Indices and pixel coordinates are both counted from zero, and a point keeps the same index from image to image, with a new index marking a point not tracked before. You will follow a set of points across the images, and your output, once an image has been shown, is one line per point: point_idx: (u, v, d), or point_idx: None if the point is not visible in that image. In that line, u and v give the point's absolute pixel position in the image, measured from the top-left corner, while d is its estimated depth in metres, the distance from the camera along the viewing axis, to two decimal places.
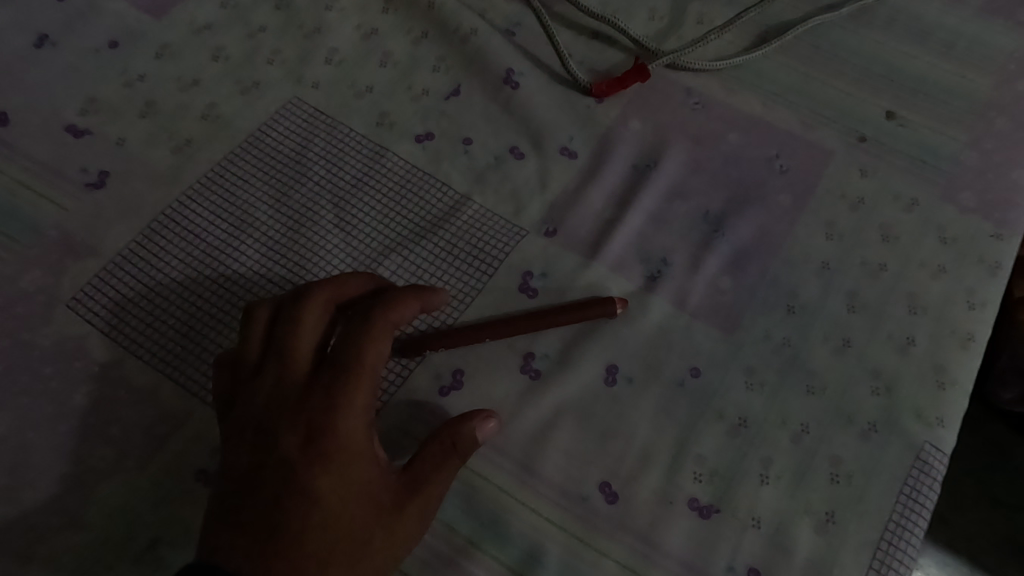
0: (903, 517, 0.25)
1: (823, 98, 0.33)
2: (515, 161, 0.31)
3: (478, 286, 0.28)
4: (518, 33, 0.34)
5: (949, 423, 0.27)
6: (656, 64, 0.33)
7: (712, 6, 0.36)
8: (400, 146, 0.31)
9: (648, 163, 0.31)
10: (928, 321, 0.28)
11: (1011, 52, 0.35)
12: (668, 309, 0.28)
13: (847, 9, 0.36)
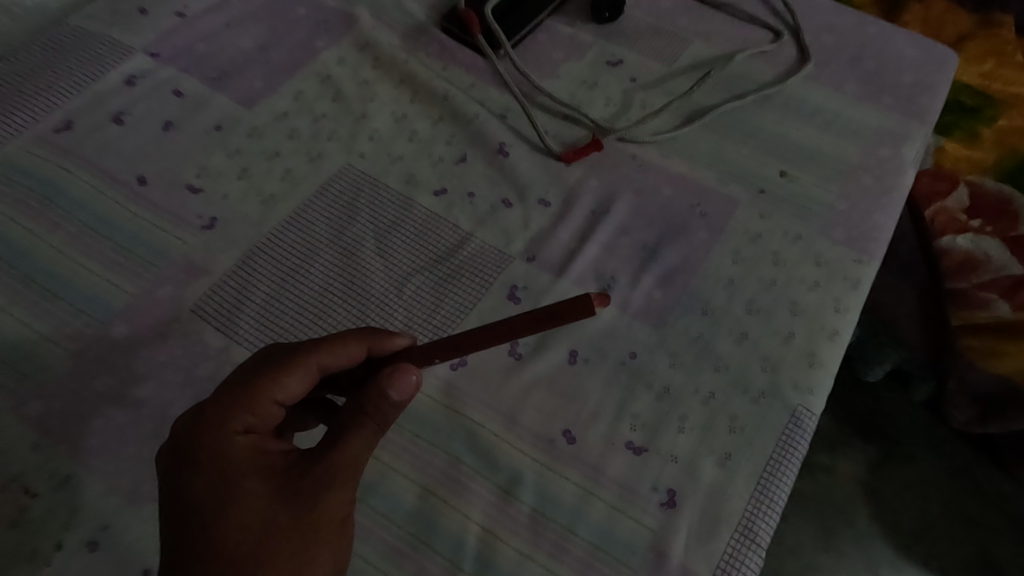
0: (781, 457, 0.35)
1: (734, 162, 0.45)
2: (506, 209, 0.43)
3: (478, 296, 0.39)
4: (509, 117, 0.47)
5: (818, 393, 0.37)
6: (608, 138, 0.46)
7: (654, 97, 0.48)
8: (422, 199, 0.43)
9: (603, 209, 0.43)
10: (805, 320, 0.39)
11: (875, 129, 0.47)
12: (616, 311, 0.39)
13: (751, 96, 0.48)
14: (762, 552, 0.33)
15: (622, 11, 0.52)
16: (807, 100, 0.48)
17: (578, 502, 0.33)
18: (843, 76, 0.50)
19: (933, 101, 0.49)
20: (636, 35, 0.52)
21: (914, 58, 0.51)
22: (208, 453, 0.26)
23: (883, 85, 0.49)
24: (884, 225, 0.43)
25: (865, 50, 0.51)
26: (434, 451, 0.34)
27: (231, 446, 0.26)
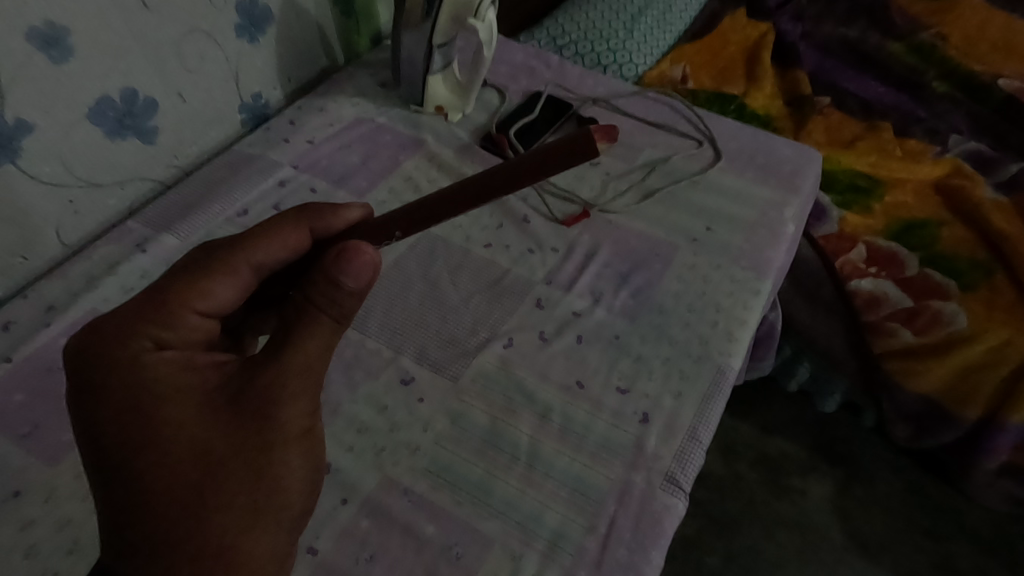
0: (712, 392, 0.56)
1: (675, 221, 0.69)
2: (530, 254, 0.66)
3: (518, 306, 0.61)
4: (528, 199, 0.72)
5: (735, 356, 0.58)
6: (594, 211, 0.70)
7: (622, 184, 0.74)
8: (476, 250, 0.66)
9: (593, 252, 0.66)
10: (725, 313, 0.61)
11: (767, 199, 0.72)
12: (604, 312, 0.61)
13: (685, 182, 0.73)
14: (703, 447, 0.53)
15: (596, 131, 0.80)
16: (722, 182, 0.74)
17: (587, 420, 0.53)
18: (744, 167, 0.76)
19: (804, 180, 0.74)
20: (609, 146, 0.79)
21: (790, 155, 0.77)
22: (141, 371, 0.38)
23: (773, 172, 0.75)
24: (775, 256, 0.66)
25: (758, 150, 0.78)
26: (497, 394, 0.55)
27: (156, 362, 0.39)
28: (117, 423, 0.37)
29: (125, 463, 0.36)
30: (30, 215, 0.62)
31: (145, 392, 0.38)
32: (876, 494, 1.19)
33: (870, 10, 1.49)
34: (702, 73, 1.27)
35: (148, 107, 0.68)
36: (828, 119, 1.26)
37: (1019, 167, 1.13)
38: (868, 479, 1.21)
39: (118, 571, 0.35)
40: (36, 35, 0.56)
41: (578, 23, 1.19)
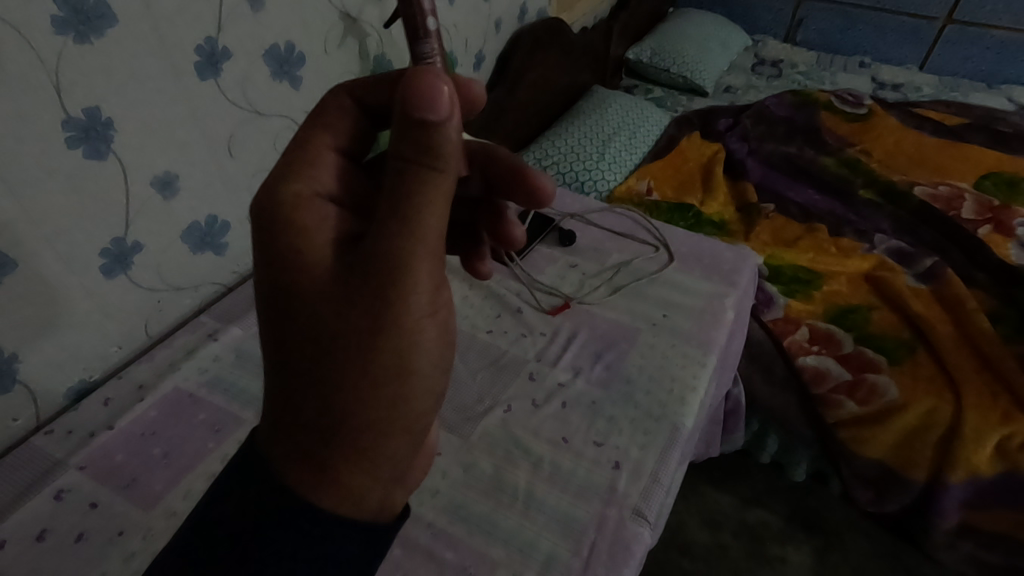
0: (670, 444, 0.70)
1: (638, 310, 0.87)
2: (523, 337, 0.83)
3: (514, 379, 0.77)
4: (521, 294, 0.90)
5: (687, 415, 0.73)
6: (574, 302, 0.88)
7: (595, 281, 0.92)
8: (480, 335, 0.83)
9: (573, 336, 0.83)
10: (679, 381, 0.77)
11: (710, 291, 0.90)
12: (583, 382, 0.77)
13: (645, 278, 0.92)
14: (663, 487, 0.66)
15: (574, 240, 1.00)
16: (675, 279, 0.92)
17: (571, 467, 0.67)
18: (692, 266, 0.95)
19: (741, 275, 0.93)
20: (585, 251, 0.98)
21: (729, 255, 0.97)
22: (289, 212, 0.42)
23: (715, 269, 0.94)
24: (718, 336, 0.83)
25: (702, 252, 0.98)
26: (499, 448, 0.69)
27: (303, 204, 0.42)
28: (270, 272, 0.41)
29: (278, 309, 0.40)
30: (131, 313, 0.79)
31: (278, 273, 0.41)
32: (849, 562, 1.27)
33: (804, 131, 1.78)
34: (664, 185, 1.51)
35: (223, 228, 0.88)
36: (773, 222, 1.48)
37: (933, 259, 1.34)
38: (841, 546, 1.30)
39: (276, 435, 0.40)
40: (157, 182, 0.76)
41: (560, 150, 1.47)
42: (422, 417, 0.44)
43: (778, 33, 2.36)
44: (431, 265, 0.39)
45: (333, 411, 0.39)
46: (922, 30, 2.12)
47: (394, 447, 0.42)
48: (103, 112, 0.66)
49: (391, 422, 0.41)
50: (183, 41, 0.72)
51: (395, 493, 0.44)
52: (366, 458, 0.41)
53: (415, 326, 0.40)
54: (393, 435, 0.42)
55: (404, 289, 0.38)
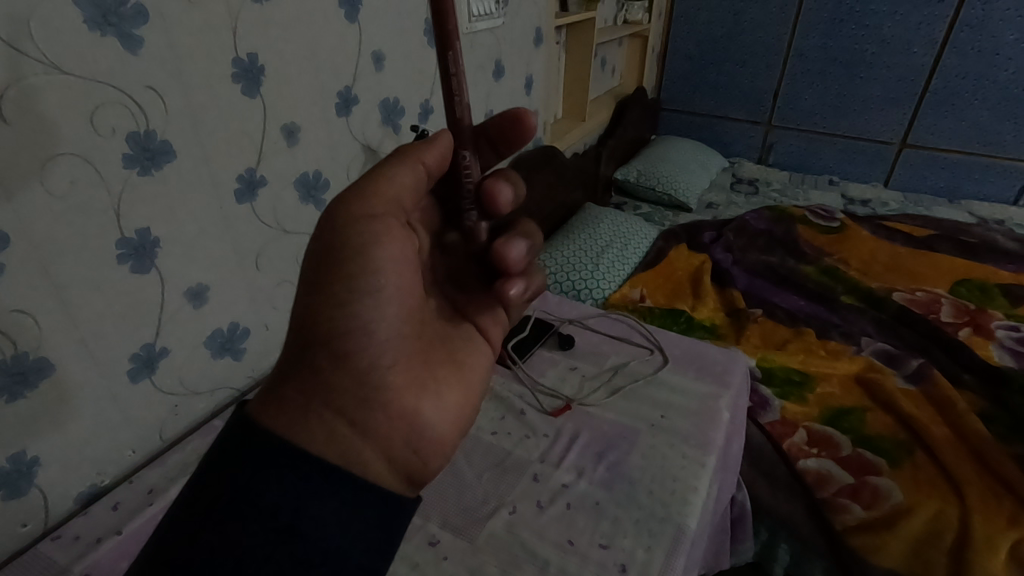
0: (674, 546, 0.70)
1: (636, 411, 0.91)
2: (527, 439, 0.86)
3: (519, 479, 0.79)
4: (523, 396, 0.94)
5: (690, 515, 0.74)
6: (574, 404, 0.92)
7: (594, 383, 0.97)
8: (485, 436, 0.86)
9: (575, 436, 0.86)
10: (681, 481, 0.78)
11: (705, 392, 0.94)
12: (586, 483, 0.78)
13: (642, 380, 0.96)
14: None
15: (573, 343, 1.05)
16: (670, 380, 0.97)
17: (577, 570, 0.67)
18: (686, 368, 1.00)
19: (733, 376, 0.97)
20: (584, 355, 1.04)
21: (720, 357, 1.02)
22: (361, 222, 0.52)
23: (709, 371, 0.99)
24: (715, 436, 0.86)
25: (695, 355, 1.03)
26: (504, 552, 0.69)
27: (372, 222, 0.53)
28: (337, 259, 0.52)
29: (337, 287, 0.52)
30: (149, 417, 0.83)
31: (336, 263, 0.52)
32: None
33: (783, 242, 1.91)
34: (657, 293, 1.61)
35: (242, 334, 0.94)
36: (763, 326, 1.55)
37: (918, 361, 1.39)
38: None
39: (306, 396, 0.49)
40: (189, 292, 0.82)
41: (557, 263, 1.58)
42: (368, 368, 0.52)
43: (752, 156, 2.60)
44: (369, 220, 0.53)
45: (303, 317, 0.52)
46: (881, 153, 2.34)
47: (344, 382, 0.51)
48: (152, 232, 0.75)
49: (333, 344, 0.52)
50: (228, 172, 0.82)
51: (347, 445, 0.49)
52: (317, 369, 0.51)
53: (360, 264, 0.52)
54: (337, 369, 0.51)
55: (350, 238, 0.52)
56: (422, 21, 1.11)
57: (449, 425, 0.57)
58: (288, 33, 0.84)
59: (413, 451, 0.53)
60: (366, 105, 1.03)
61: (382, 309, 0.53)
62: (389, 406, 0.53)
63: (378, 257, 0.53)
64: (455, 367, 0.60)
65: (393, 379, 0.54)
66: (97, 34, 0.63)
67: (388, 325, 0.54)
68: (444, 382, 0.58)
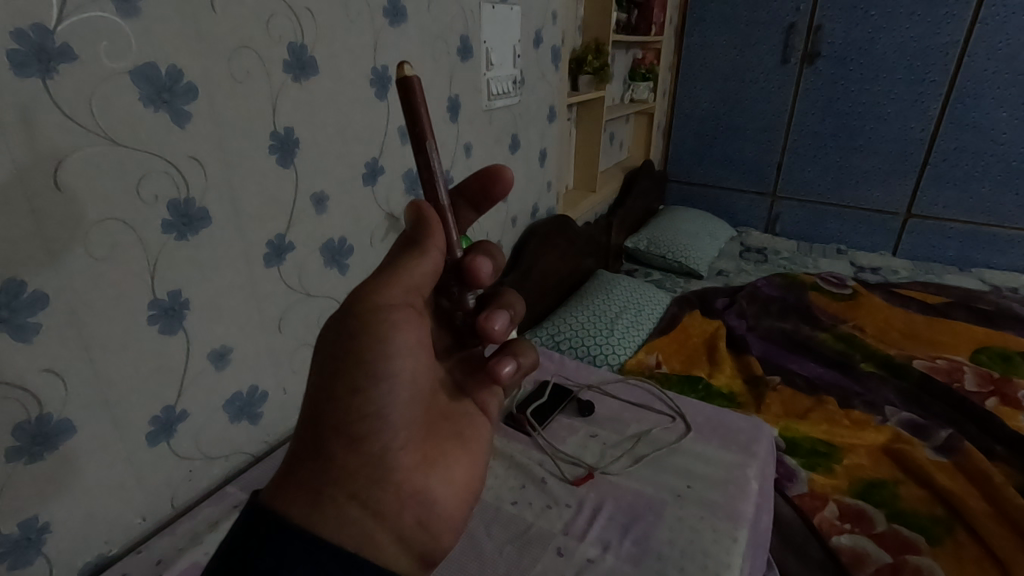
0: None
1: (662, 480, 0.88)
2: (549, 509, 0.83)
3: (541, 553, 0.76)
4: (544, 463, 0.92)
5: None
6: (597, 472, 0.89)
7: (616, 451, 0.94)
8: (505, 505, 0.83)
9: (599, 507, 0.83)
10: (713, 557, 0.74)
11: (731, 462, 0.91)
12: (612, 558, 0.75)
13: (666, 448, 0.94)
14: None
15: (593, 409, 1.04)
16: (695, 449, 0.94)
17: None
18: (710, 436, 0.97)
19: (759, 445, 0.95)
20: (604, 421, 1.02)
21: (744, 425, 1.00)
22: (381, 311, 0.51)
23: (734, 439, 0.96)
24: (745, 508, 0.82)
25: (719, 422, 1.00)
26: None
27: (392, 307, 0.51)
28: (353, 345, 0.51)
29: (355, 371, 0.50)
30: (162, 483, 0.81)
31: (355, 349, 0.51)
32: None
33: (797, 308, 1.91)
34: (672, 359, 1.59)
35: (261, 397, 0.94)
36: (782, 394, 1.51)
37: (947, 431, 1.35)
38: None
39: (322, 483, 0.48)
40: (214, 354, 0.83)
41: (572, 329, 1.58)
42: (381, 449, 0.51)
43: (759, 225, 2.65)
44: (390, 311, 0.51)
45: (317, 401, 0.50)
46: (887, 222, 2.38)
47: (360, 466, 0.50)
48: (183, 293, 0.77)
49: (349, 428, 0.50)
50: (260, 237, 0.85)
51: (359, 527, 0.48)
52: (333, 455, 0.49)
53: (375, 350, 0.51)
54: (351, 453, 0.50)
55: (367, 322, 0.51)
56: (445, 99, 1.18)
57: (455, 500, 0.56)
58: (323, 109, 0.90)
59: (421, 527, 0.52)
60: (391, 175, 1.08)
61: (398, 393, 0.52)
62: (398, 483, 0.52)
63: (394, 341, 0.51)
64: (456, 439, 0.60)
65: (403, 461, 0.53)
66: (150, 110, 0.67)
67: (402, 406, 0.53)
68: (447, 455, 0.58)
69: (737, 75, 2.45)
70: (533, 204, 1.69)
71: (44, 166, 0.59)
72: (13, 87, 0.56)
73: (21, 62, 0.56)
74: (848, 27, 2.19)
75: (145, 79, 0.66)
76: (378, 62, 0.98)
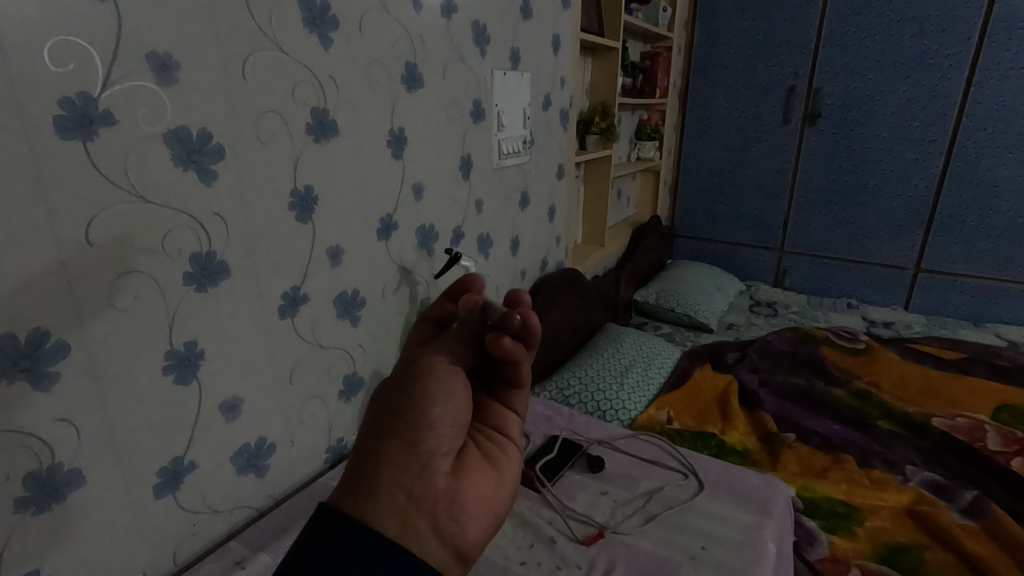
0: None
1: (675, 541, 0.85)
2: (559, 570, 0.80)
3: None
4: (553, 522, 0.89)
5: None
6: (607, 531, 0.87)
7: (627, 509, 0.92)
8: (513, 565, 0.81)
9: (610, 568, 0.80)
10: None
11: (747, 522, 0.88)
12: None
13: (678, 507, 0.91)
14: None
15: (603, 465, 1.02)
16: (709, 508, 0.91)
17: None
18: (724, 494, 0.95)
19: (775, 504, 0.92)
20: (614, 478, 1.00)
21: (759, 483, 0.97)
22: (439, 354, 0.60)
23: (749, 498, 0.94)
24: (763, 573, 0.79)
25: (732, 480, 0.98)
26: None
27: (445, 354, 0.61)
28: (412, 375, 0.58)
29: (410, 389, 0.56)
30: (165, 538, 0.80)
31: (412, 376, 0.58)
32: None
33: (809, 362, 1.88)
34: (684, 414, 1.56)
35: (269, 449, 0.93)
36: (798, 451, 1.47)
37: (972, 492, 1.30)
38: None
39: (377, 479, 0.49)
40: (224, 406, 0.84)
41: (581, 383, 1.58)
42: (429, 454, 0.53)
43: (768, 279, 2.66)
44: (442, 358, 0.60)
45: (379, 419, 0.55)
46: (897, 277, 2.38)
47: (411, 466, 0.52)
48: (199, 344, 0.78)
49: (403, 434, 0.53)
50: (275, 290, 0.88)
51: (408, 522, 0.48)
52: (387, 456, 0.51)
53: (429, 382, 0.57)
54: (406, 454, 0.52)
55: (424, 368, 0.58)
56: (458, 158, 1.23)
57: (488, 513, 0.55)
58: (342, 168, 0.94)
59: (457, 528, 0.52)
60: (404, 230, 1.11)
61: (447, 410, 0.56)
62: (441, 484, 0.52)
63: (448, 378, 0.58)
64: (486, 461, 0.59)
65: (445, 471, 0.54)
66: (179, 169, 0.71)
67: (450, 424, 0.56)
68: (481, 470, 0.58)
69: (741, 134, 2.53)
70: (542, 257, 1.71)
71: (78, 222, 0.63)
72: (56, 149, 0.60)
73: (66, 127, 0.60)
74: (846, 90, 2.28)
75: (177, 141, 0.70)
76: (395, 125, 1.03)
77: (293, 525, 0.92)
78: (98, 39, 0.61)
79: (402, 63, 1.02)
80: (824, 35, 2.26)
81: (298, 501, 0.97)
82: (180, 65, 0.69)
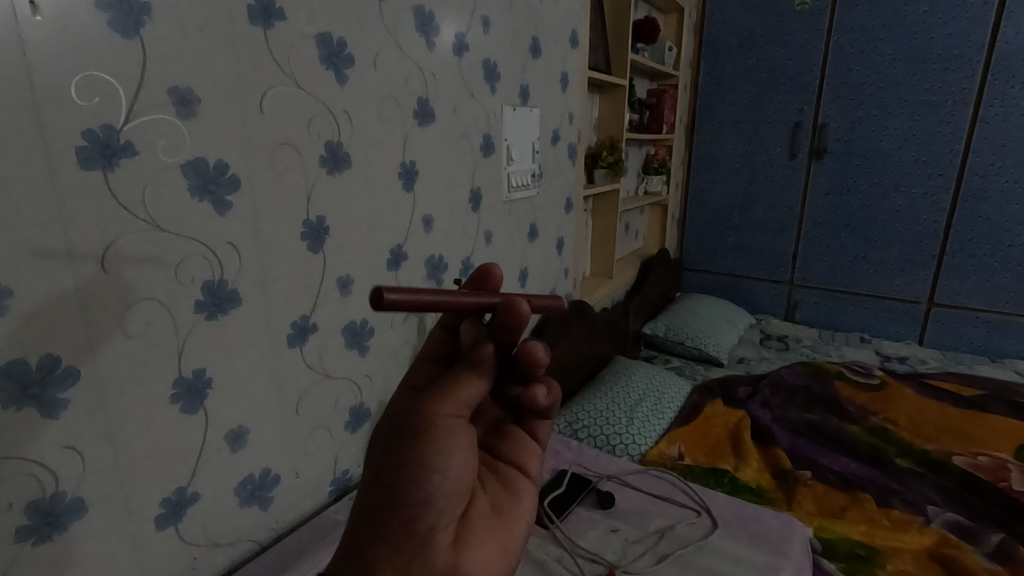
0: None
1: None
2: None
3: None
4: (562, 560, 0.87)
5: None
6: (618, 571, 0.84)
7: (639, 547, 0.89)
8: None
9: None
10: None
11: (763, 563, 0.85)
12: None
13: (691, 546, 0.88)
14: None
15: (613, 502, 0.99)
16: (723, 548, 0.88)
17: None
18: (738, 533, 0.92)
19: (791, 544, 0.89)
20: (626, 515, 0.97)
21: (775, 522, 0.94)
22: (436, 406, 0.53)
23: (765, 538, 0.90)
24: None
25: (747, 518, 0.95)
26: None
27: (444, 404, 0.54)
28: (407, 437, 0.53)
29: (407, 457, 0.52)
30: (166, 571, 0.78)
31: (409, 440, 0.52)
32: None
33: (823, 398, 1.84)
34: (695, 450, 1.52)
35: (273, 480, 0.92)
36: (814, 489, 1.43)
37: (998, 535, 1.26)
38: None
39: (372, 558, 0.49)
40: (230, 435, 0.83)
41: (590, 416, 1.56)
42: (426, 527, 0.51)
43: (778, 313, 2.64)
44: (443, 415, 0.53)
45: (378, 486, 0.52)
46: (910, 312, 2.35)
47: (407, 542, 0.50)
48: (207, 371, 0.78)
49: (401, 511, 0.51)
50: (285, 319, 0.88)
51: None
52: (385, 536, 0.50)
53: (428, 450, 0.52)
54: (403, 533, 0.50)
55: (423, 427, 0.53)
56: (468, 192, 1.25)
57: None
58: (354, 200, 0.96)
59: None
60: (414, 261, 1.12)
61: (445, 480, 0.53)
62: (440, 562, 0.50)
63: (448, 442, 0.53)
64: (495, 514, 0.58)
65: (444, 542, 0.52)
66: (195, 199, 0.73)
67: (452, 492, 0.53)
68: (486, 536, 0.55)
69: (748, 170, 2.56)
70: (551, 288, 1.72)
71: (95, 250, 0.64)
72: (76, 179, 0.61)
73: (87, 156, 0.62)
74: (851, 125, 2.31)
75: (194, 171, 0.72)
76: (406, 158, 1.05)
77: (295, 559, 0.90)
78: (122, 74, 0.63)
79: (414, 98, 1.05)
80: (828, 73, 2.31)
81: (301, 535, 0.95)
82: (200, 99, 0.71)
